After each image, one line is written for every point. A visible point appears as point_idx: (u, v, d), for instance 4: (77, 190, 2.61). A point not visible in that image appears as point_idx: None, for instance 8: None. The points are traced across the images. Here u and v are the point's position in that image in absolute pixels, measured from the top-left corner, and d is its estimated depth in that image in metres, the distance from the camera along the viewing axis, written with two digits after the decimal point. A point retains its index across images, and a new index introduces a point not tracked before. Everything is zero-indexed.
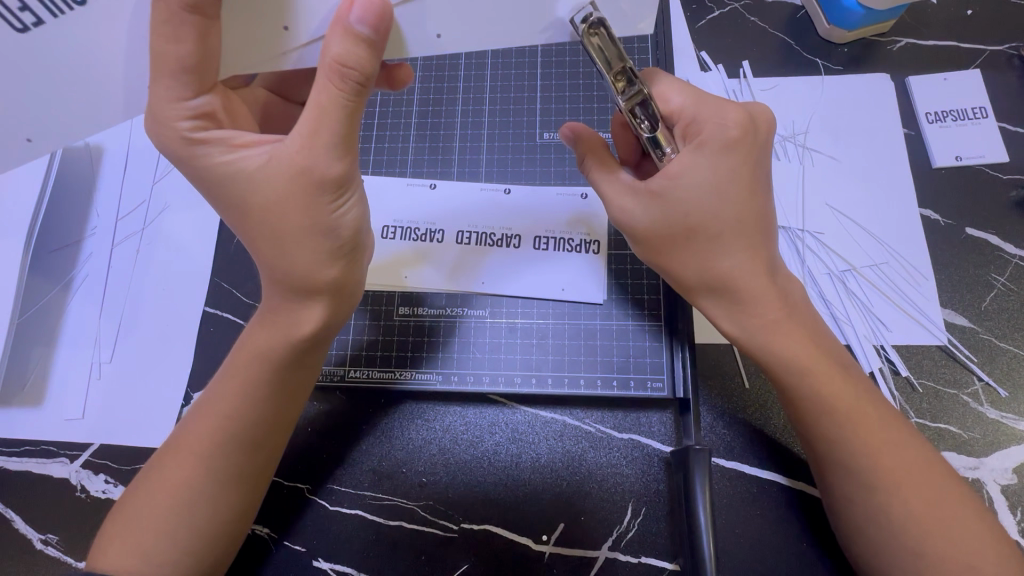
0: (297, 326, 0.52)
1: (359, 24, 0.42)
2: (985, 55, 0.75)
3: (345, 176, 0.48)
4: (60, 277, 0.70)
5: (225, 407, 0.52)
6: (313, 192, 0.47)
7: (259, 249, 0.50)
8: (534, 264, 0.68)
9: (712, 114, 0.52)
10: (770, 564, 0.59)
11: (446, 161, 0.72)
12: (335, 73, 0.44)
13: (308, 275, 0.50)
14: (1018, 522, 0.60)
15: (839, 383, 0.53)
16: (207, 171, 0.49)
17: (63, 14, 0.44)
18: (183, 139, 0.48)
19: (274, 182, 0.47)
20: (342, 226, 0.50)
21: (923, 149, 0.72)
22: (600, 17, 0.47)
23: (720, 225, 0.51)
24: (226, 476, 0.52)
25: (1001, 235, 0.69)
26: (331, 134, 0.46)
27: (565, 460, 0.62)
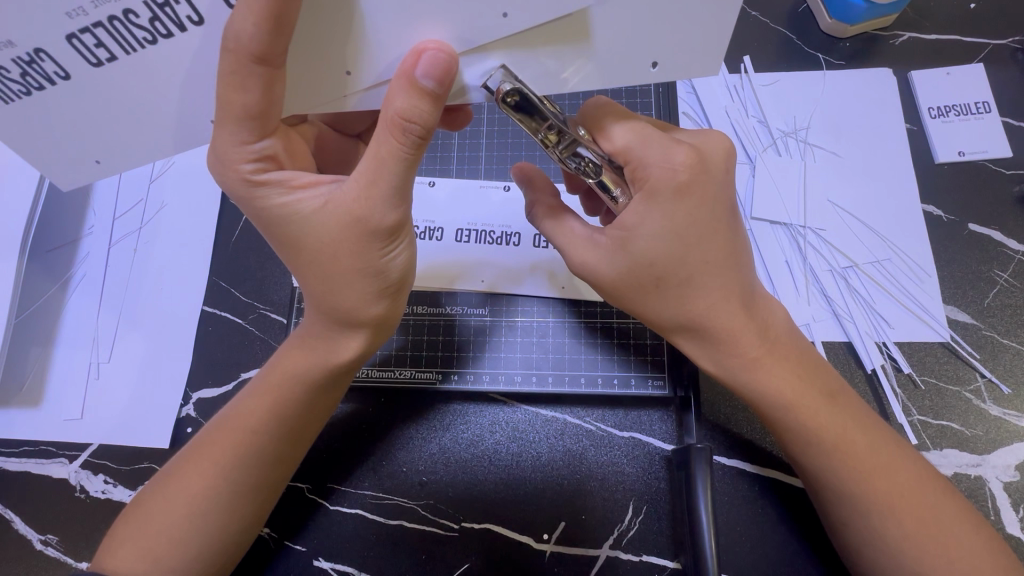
0: (337, 359, 0.52)
1: (425, 79, 0.40)
2: (988, 48, 0.74)
3: (399, 223, 0.46)
4: (58, 277, 0.69)
5: (247, 422, 0.52)
6: (366, 238, 0.46)
7: (305, 283, 0.50)
8: (533, 262, 0.68)
9: (656, 155, 0.48)
10: (772, 563, 0.59)
11: (444, 159, 0.72)
12: (397, 128, 0.42)
13: (354, 310, 0.50)
14: (1021, 519, 0.60)
15: (823, 415, 0.52)
16: (266, 212, 0.48)
17: (135, 49, 0.43)
18: (246, 181, 0.47)
19: (329, 227, 0.46)
20: (392, 268, 0.49)
21: (925, 144, 0.71)
22: (513, 87, 0.43)
23: (686, 270, 0.50)
24: (245, 489, 0.52)
25: (1004, 231, 0.68)
26: (389, 185, 0.44)
27: (566, 459, 0.62)
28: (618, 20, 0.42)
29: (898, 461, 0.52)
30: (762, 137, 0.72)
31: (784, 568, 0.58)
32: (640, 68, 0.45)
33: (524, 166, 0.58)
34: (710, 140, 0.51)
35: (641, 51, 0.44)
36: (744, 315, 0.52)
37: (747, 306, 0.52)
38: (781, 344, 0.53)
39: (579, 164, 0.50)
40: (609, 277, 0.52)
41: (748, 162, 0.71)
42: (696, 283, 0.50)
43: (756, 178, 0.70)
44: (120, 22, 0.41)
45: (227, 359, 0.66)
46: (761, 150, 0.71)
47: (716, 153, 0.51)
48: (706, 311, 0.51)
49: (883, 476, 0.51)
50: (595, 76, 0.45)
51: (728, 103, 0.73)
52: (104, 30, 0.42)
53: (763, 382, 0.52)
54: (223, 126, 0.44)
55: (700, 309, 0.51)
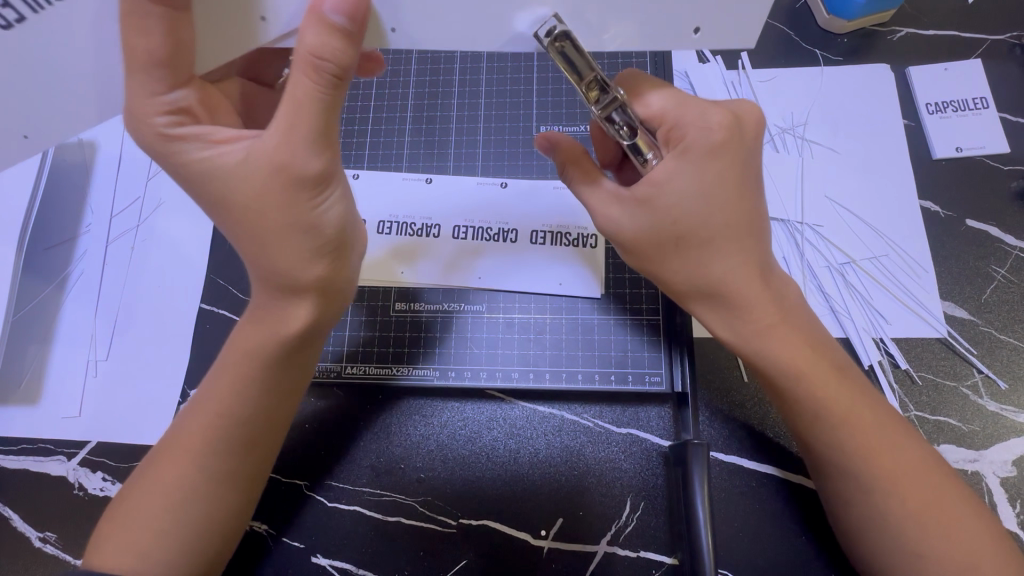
0: (279, 325, 0.52)
1: (334, 14, 0.42)
2: (987, 44, 0.74)
3: (325, 171, 0.46)
4: (54, 275, 0.69)
5: (215, 405, 0.52)
6: (291, 187, 0.46)
7: (245, 247, 0.49)
8: (534, 259, 0.67)
9: (695, 116, 0.49)
10: (770, 558, 0.59)
11: (442, 155, 0.72)
12: (310, 67, 0.44)
13: (292, 273, 0.49)
14: (1018, 514, 0.60)
15: (835, 388, 0.52)
16: (185, 166, 0.48)
17: (39, 8, 0.42)
18: (161, 134, 0.47)
19: (252, 176, 0.46)
20: (326, 222, 0.48)
21: (923, 140, 0.71)
22: (566, 31, 0.44)
23: (709, 232, 0.50)
24: (221, 476, 0.52)
25: (1002, 226, 0.68)
26: (309, 128, 0.45)
27: (563, 455, 0.62)
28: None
29: (901, 443, 0.51)
30: None
31: (782, 563, 0.58)
32: (685, 30, 0.46)
33: (550, 133, 0.58)
34: (746, 108, 0.52)
35: (692, 15, 0.45)
36: (761, 284, 0.52)
37: (764, 275, 0.52)
38: (794, 313, 0.54)
39: (616, 120, 0.49)
40: (633, 235, 0.52)
41: None
42: (717, 245, 0.50)
43: None
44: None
45: None
46: None
47: (749, 123, 0.51)
48: None
49: (890, 453, 0.51)
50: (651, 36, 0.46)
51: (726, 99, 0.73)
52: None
53: (769, 350, 0.52)
54: (134, 76, 0.45)
55: (717, 274, 0.51)
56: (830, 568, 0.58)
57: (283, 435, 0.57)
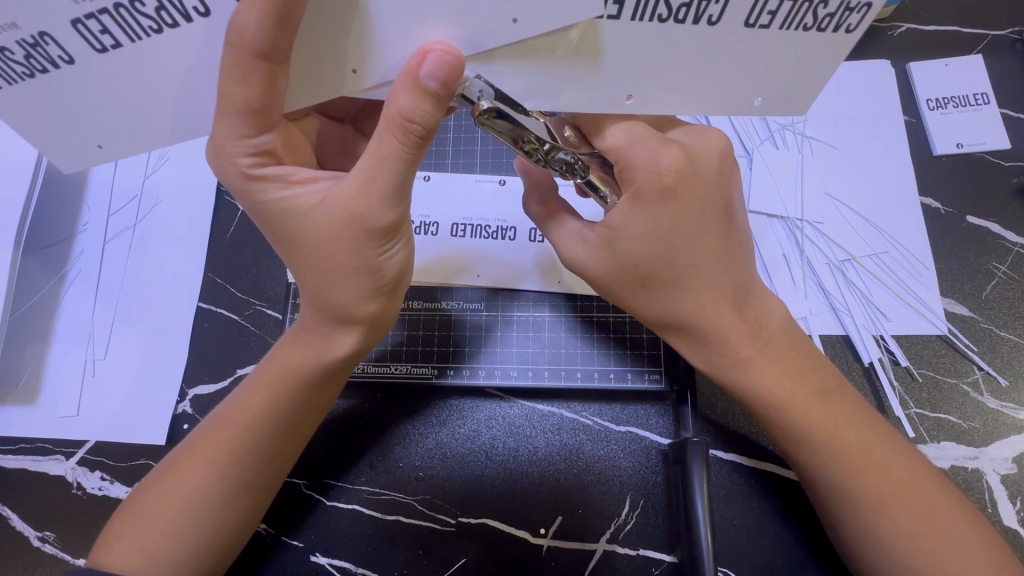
0: (331, 352, 0.52)
1: (429, 80, 0.39)
2: (988, 39, 0.74)
3: (397, 223, 0.46)
4: (52, 274, 0.69)
5: (245, 418, 0.52)
6: (362, 237, 0.46)
7: (298, 271, 0.50)
8: (531, 260, 0.67)
9: (645, 157, 0.47)
10: (769, 556, 0.59)
11: (439, 152, 0.71)
12: (397, 126, 0.42)
13: (348, 308, 0.50)
14: (1018, 511, 0.60)
15: (814, 415, 0.52)
16: (262, 206, 0.48)
17: (141, 38, 0.41)
18: (243, 174, 0.47)
19: (328, 224, 0.46)
20: (388, 267, 0.48)
21: (924, 136, 0.71)
22: (488, 100, 0.43)
23: (674, 270, 0.50)
24: (242, 485, 0.52)
25: (1003, 223, 0.68)
26: (390, 183, 0.44)
27: (563, 453, 0.62)
28: (727, 49, 0.42)
29: (892, 459, 0.52)
30: (759, 130, 0.71)
31: (781, 561, 0.58)
32: (744, 101, 0.46)
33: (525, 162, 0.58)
34: (705, 143, 0.50)
35: (754, 86, 0.45)
36: (734, 313, 0.52)
37: (736, 304, 0.52)
38: (770, 344, 0.53)
39: (565, 166, 0.49)
40: (599, 274, 0.53)
41: (745, 155, 0.71)
42: (684, 283, 0.51)
43: (753, 171, 0.69)
44: (125, 11, 0.39)
45: (223, 355, 0.66)
46: (758, 143, 0.71)
47: (708, 156, 0.50)
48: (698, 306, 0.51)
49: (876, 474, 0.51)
50: (711, 105, 0.46)
51: None
52: (109, 17, 0.39)
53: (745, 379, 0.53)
54: (223, 119, 0.44)
55: (690, 309, 0.52)
56: (829, 565, 0.58)
57: (304, 445, 0.56)
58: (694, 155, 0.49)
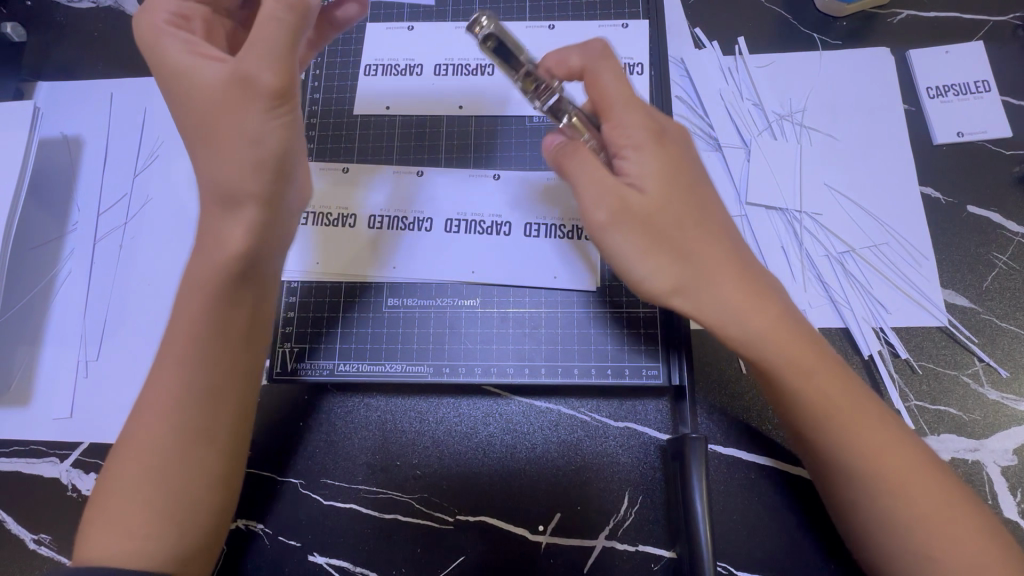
0: (219, 238, 0.51)
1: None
2: (989, 26, 0.72)
3: (283, 88, 0.49)
4: (41, 274, 0.68)
5: (174, 361, 0.50)
6: (249, 97, 0.49)
7: (204, 167, 0.50)
8: (527, 250, 0.66)
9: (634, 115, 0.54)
10: (767, 549, 0.58)
11: (432, 146, 0.70)
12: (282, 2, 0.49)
13: (226, 177, 0.49)
14: (1018, 503, 0.59)
15: (835, 385, 0.50)
16: (165, 72, 0.51)
17: None
18: (156, 28, 0.52)
19: (221, 87, 0.49)
20: (271, 142, 0.50)
21: (924, 125, 0.70)
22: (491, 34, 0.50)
23: (683, 214, 0.52)
24: (195, 432, 0.49)
25: (1003, 212, 0.67)
26: (274, 46, 0.49)
27: (561, 450, 0.62)
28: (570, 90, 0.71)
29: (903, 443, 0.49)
30: (756, 121, 0.70)
31: (781, 555, 0.58)
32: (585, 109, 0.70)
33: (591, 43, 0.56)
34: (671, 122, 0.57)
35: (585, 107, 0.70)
36: (748, 278, 0.51)
37: (742, 265, 0.52)
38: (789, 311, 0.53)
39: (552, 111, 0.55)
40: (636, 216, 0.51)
41: (743, 146, 0.70)
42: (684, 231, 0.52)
43: (751, 163, 0.69)
44: None
45: None
46: (756, 134, 0.70)
47: (674, 129, 0.57)
48: (708, 276, 0.51)
49: (894, 450, 0.48)
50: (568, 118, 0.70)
51: (723, 86, 0.72)
52: None
53: (718, 300, 0.50)
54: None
55: (701, 261, 0.51)
56: (829, 558, 0.58)
57: (252, 374, 0.53)
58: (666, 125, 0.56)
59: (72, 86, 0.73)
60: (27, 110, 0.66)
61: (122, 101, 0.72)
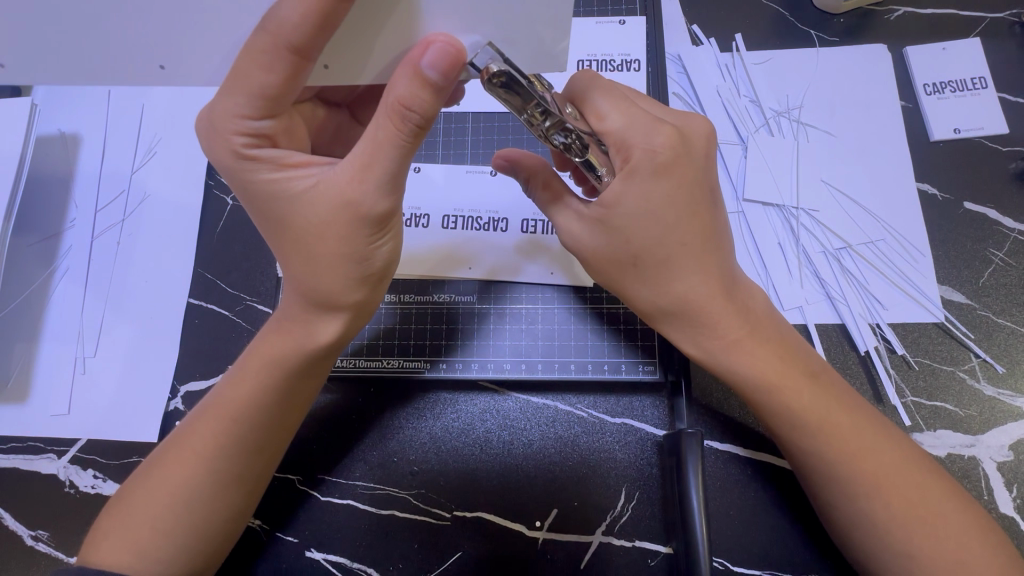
0: (316, 343, 0.51)
1: (430, 70, 0.40)
2: (985, 23, 0.73)
3: (390, 211, 0.46)
4: (39, 270, 0.68)
5: (225, 410, 0.51)
6: (354, 225, 0.46)
7: (301, 278, 0.50)
8: (522, 247, 0.67)
9: (642, 139, 0.50)
10: (765, 545, 0.58)
11: (430, 144, 0.70)
12: (396, 114, 0.42)
13: (333, 296, 0.49)
14: (1015, 499, 0.59)
15: (806, 395, 0.52)
16: (255, 186, 0.48)
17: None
18: (236, 152, 0.47)
19: (320, 209, 0.46)
20: (376, 258, 0.49)
21: (921, 122, 0.70)
22: (503, 69, 0.40)
23: (664, 250, 0.51)
24: (228, 479, 0.51)
25: (999, 209, 0.67)
26: (383, 171, 0.44)
27: (559, 446, 0.62)
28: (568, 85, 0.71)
29: (879, 444, 0.51)
30: (753, 118, 0.70)
31: (779, 551, 0.58)
32: None
33: (584, 77, 0.52)
34: (693, 125, 0.53)
35: None
36: (727, 301, 0.53)
37: (728, 291, 0.53)
38: (762, 328, 0.54)
39: (564, 143, 0.47)
40: (592, 249, 0.54)
41: (740, 143, 0.70)
42: (673, 265, 0.52)
43: (748, 158, 0.69)
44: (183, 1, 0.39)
45: (214, 351, 0.65)
46: (753, 131, 0.70)
47: (698, 138, 0.53)
48: (686, 311, 0.53)
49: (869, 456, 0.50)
50: None
51: (720, 83, 0.72)
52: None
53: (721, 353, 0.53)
54: (229, 96, 0.44)
55: (681, 291, 0.52)
56: (826, 555, 0.58)
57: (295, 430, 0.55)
58: (687, 136, 0.52)
59: (70, 83, 0.73)
60: (25, 107, 0.66)
61: (119, 99, 0.72)
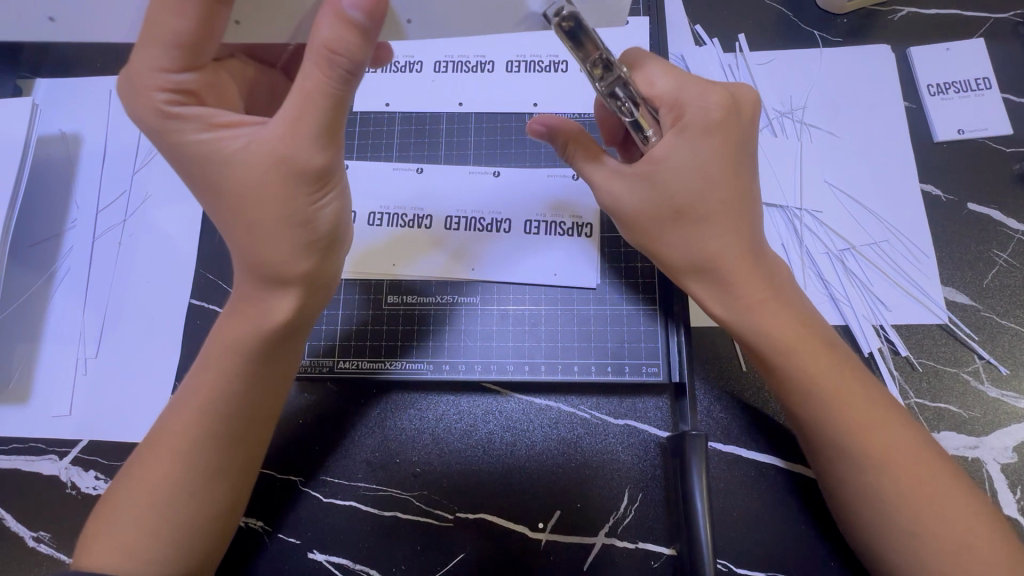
0: (267, 319, 0.51)
1: (352, 10, 0.41)
2: (989, 23, 0.72)
3: (327, 167, 0.47)
4: (39, 271, 0.68)
5: (200, 400, 0.51)
6: (292, 182, 0.46)
7: (249, 248, 0.49)
8: (526, 248, 0.66)
9: (696, 95, 0.51)
10: (768, 546, 0.58)
11: (433, 144, 0.70)
12: (323, 60, 0.43)
13: (280, 266, 0.49)
14: (1019, 500, 0.59)
15: (823, 363, 0.52)
16: (181, 147, 0.47)
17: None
18: (157, 110, 0.46)
19: (255, 168, 0.46)
20: (320, 220, 0.49)
21: (924, 123, 0.70)
22: (574, 12, 0.44)
23: (705, 207, 0.51)
24: (210, 472, 0.51)
25: (1003, 210, 0.67)
26: (316, 123, 0.45)
27: (561, 448, 0.62)
28: (572, 86, 0.71)
29: (886, 424, 0.50)
30: (756, 118, 0.70)
31: (783, 553, 0.58)
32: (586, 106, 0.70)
33: (642, 47, 0.53)
34: (743, 91, 0.53)
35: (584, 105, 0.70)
36: (755, 267, 0.53)
37: (756, 258, 0.53)
38: (787, 297, 0.54)
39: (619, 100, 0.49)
40: (633, 208, 0.53)
41: None
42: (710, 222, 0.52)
43: None
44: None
45: None
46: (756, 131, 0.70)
47: (747, 103, 0.53)
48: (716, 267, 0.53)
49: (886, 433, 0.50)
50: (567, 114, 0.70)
51: None
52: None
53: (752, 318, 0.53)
54: (147, 47, 0.44)
55: (714, 248, 0.52)
56: (830, 556, 0.58)
57: (272, 423, 0.55)
58: (736, 99, 0.52)
59: (70, 83, 0.73)
60: (25, 107, 0.66)
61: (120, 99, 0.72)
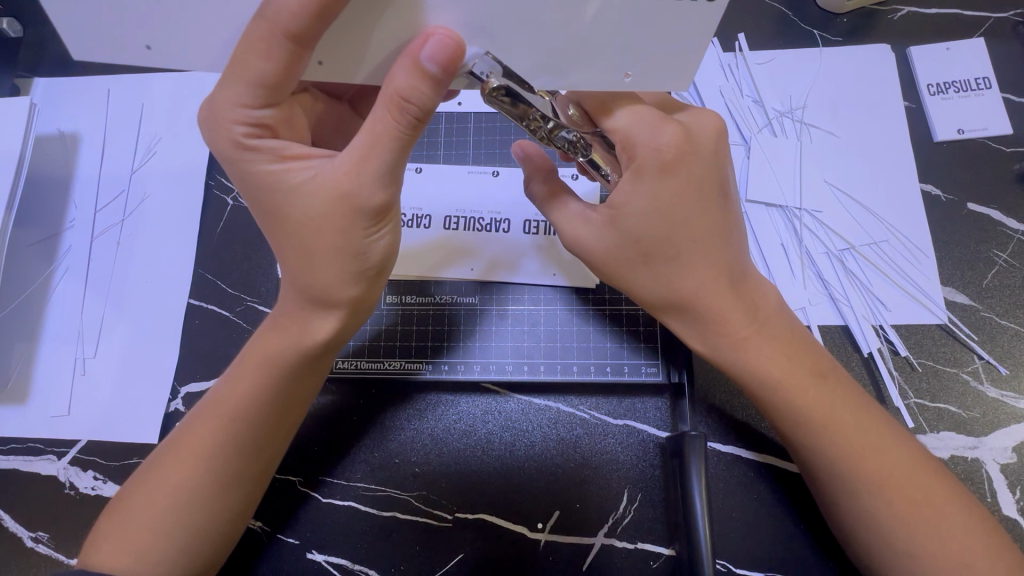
0: (310, 339, 0.51)
1: (430, 63, 0.40)
2: (989, 22, 0.72)
3: (386, 204, 0.46)
4: (38, 271, 0.68)
5: (227, 409, 0.51)
6: (351, 218, 0.46)
7: (299, 274, 0.49)
8: (528, 248, 0.66)
9: (647, 135, 0.49)
10: (768, 546, 0.58)
11: (431, 144, 0.70)
12: (394, 106, 0.42)
13: (329, 292, 0.49)
14: (1018, 500, 0.59)
15: (811, 394, 0.52)
16: (252, 176, 0.47)
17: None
18: (235, 143, 0.46)
19: (317, 203, 0.46)
20: (374, 252, 0.48)
21: (924, 123, 0.69)
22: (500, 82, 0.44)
23: (674, 247, 0.51)
24: (227, 479, 0.50)
25: (1003, 210, 0.67)
26: (382, 162, 0.44)
27: (560, 448, 0.62)
28: None
29: (884, 436, 0.51)
30: (757, 118, 0.70)
31: (782, 553, 0.58)
32: None
33: None
34: (704, 121, 0.52)
35: None
36: (729, 295, 0.52)
37: (735, 286, 0.53)
38: (770, 326, 0.54)
39: (569, 144, 0.50)
40: (602, 251, 0.53)
41: (743, 143, 0.70)
42: (682, 262, 0.51)
43: (752, 159, 0.68)
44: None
45: (215, 352, 0.65)
46: (756, 131, 0.70)
47: (705, 136, 0.51)
48: (687, 303, 0.52)
49: (873, 457, 0.50)
50: None
51: (723, 83, 0.71)
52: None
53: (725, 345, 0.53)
54: (229, 86, 0.44)
55: (687, 288, 0.52)
56: (829, 556, 0.58)
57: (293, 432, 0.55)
58: (691, 132, 0.50)
59: (68, 81, 0.72)
60: (23, 106, 0.66)
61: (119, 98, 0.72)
